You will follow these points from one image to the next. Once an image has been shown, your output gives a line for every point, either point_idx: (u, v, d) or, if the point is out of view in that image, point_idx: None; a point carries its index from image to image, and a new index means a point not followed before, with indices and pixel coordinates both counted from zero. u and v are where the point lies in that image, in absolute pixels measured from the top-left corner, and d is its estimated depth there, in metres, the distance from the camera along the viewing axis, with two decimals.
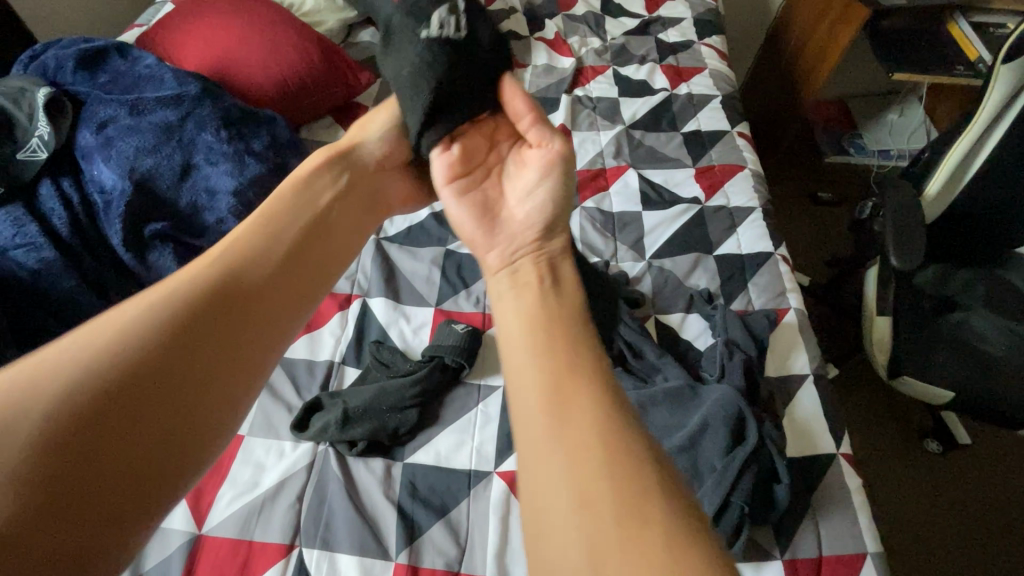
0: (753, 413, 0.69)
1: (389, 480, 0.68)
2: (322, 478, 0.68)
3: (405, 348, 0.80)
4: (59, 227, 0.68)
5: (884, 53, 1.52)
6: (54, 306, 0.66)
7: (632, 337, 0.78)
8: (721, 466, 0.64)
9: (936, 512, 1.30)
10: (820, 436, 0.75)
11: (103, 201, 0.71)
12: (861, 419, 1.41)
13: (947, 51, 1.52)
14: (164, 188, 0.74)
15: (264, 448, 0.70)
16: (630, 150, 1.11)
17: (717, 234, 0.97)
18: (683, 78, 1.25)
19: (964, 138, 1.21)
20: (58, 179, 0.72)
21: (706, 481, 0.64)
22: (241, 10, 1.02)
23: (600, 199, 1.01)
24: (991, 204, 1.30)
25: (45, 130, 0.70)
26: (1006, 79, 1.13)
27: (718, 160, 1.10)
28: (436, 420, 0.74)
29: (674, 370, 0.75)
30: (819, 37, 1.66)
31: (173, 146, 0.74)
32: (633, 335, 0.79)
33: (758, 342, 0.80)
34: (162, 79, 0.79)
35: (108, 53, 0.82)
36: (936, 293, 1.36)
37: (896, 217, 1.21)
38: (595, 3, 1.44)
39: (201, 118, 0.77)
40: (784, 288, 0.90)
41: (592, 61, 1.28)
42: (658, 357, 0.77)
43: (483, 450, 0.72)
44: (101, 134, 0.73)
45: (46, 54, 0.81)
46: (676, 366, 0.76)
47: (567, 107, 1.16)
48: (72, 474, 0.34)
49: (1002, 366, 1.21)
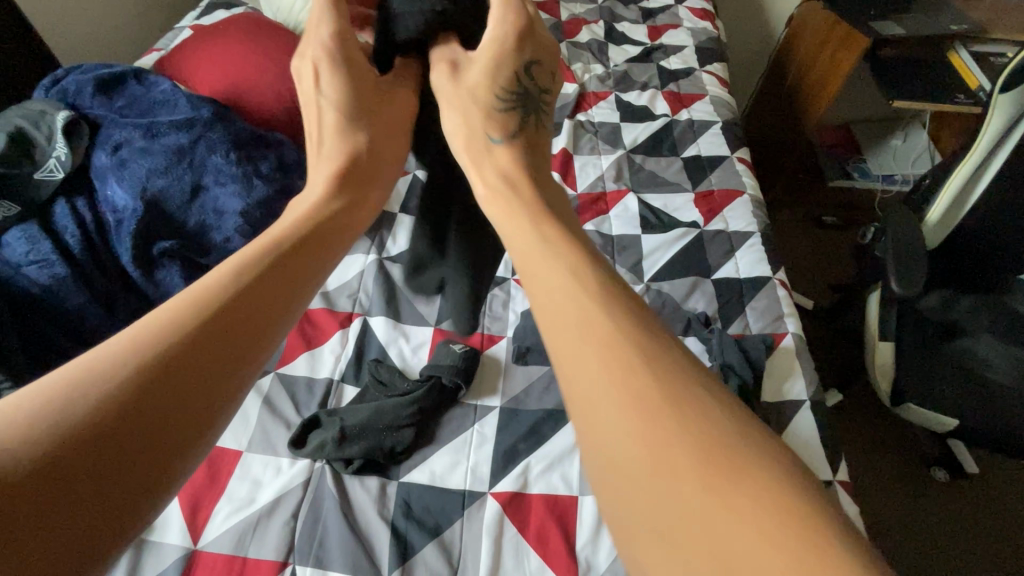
0: None
1: (384, 499, 0.69)
2: (318, 496, 0.69)
3: (403, 366, 0.81)
4: (71, 244, 0.71)
5: (884, 81, 1.54)
6: (62, 321, 0.68)
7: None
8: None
9: (945, 542, 1.27)
10: (817, 462, 0.74)
11: (115, 220, 0.74)
12: (865, 445, 1.40)
13: (948, 79, 1.54)
14: (174, 207, 0.76)
15: (262, 464, 0.71)
16: (630, 174, 1.12)
17: (715, 258, 0.98)
18: (683, 104, 1.28)
19: (965, 165, 1.22)
20: (73, 199, 0.74)
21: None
22: (255, 36, 1.06)
23: (600, 222, 1.03)
24: (994, 231, 1.30)
25: (62, 151, 0.73)
26: (1005, 108, 1.15)
27: (718, 185, 1.11)
28: (432, 439, 0.75)
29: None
30: (820, 65, 1.68)
31: (184, 167, 0.77)
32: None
33: (755, 367, 0.81)
34: (177, 103, 0.82)
35: (126, 78, 0.86)
36: (940, 319, 1.35)
37: (897, 242, 1.21)
38: (599, 31, 1.48)
39: (212, 141, 0.79)
40: (782, 312, 0.90)
41: (595, 87, 1.31)
42: None
43: (478, 470, 0.72)
44: (115, 156, 0.76)
45: (67, 79, 0.85)
46: None
47: (569, 132, 1.19)
48: (77, 468, 0.26)
49: (1008, 394, 1.20)
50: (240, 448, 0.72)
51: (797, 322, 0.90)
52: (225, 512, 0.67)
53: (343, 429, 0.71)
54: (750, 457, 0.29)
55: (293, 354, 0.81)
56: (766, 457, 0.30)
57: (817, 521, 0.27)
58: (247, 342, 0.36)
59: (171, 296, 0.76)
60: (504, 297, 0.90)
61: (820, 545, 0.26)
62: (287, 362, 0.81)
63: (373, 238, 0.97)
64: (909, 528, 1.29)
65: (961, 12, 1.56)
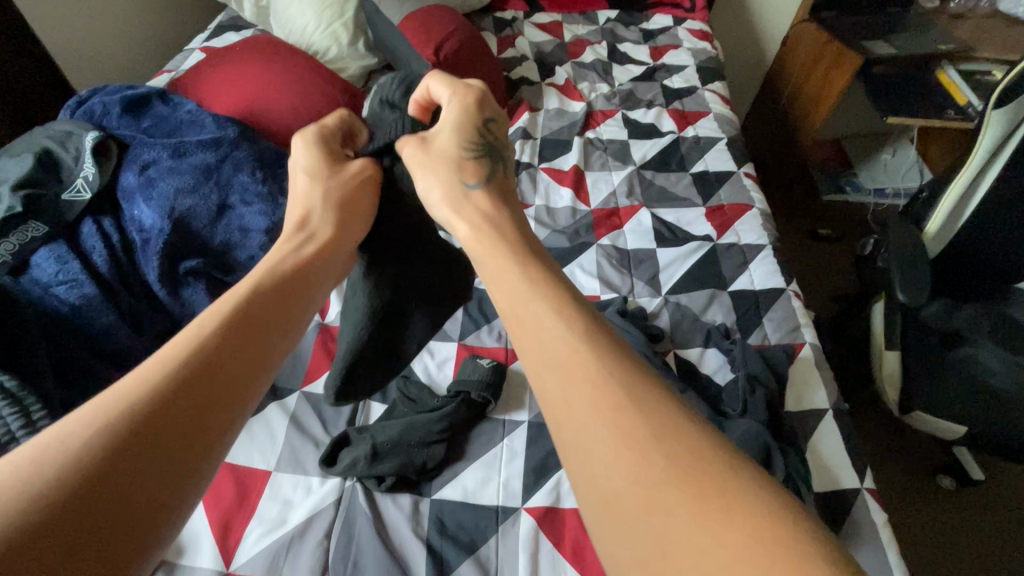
0: (779, 446, 0.70)
1: (417, 516, 0.68)
2: (350, 514, 0.68)
3: (430, 383, 0.81)
4: (98, 263, 0.70)
5: (878, 98, 1.59)
6: (92, 341, 0.67)
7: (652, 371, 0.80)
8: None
9: (956, 550, 1.28)
10: (844, 468, 0.75)
11: (141, 239, 0.73)
12: (873, 454, 1.41)
13: (937, 96, 1.59)
14: (200, 226, 0.76)
15: (292, 484, 0.70)
16: (642, 190, 1.15)
17: (730, 270, 1.00)
18: (689, 121, 1.31)
19: (962, 176, 1.26)
20: (100, 218, 0.74)
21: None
22: (272, 57, 1.08)
23: (615, 236, 1.04)
24: (991, 240, 1.34)
25: (89, 171, 0.73)
26: (999, 124, 1.19)
27: (727, 199, 1.14)
28: (462, 455, 0.74)
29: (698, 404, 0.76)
30: (815, 82, 1.73)
31: (211, 187, 0.77)
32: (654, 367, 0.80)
33: (778, 377, 0.82)
34: (203, 123, 0.83)
35: (151, 99, 0.87)
36: (943, 327, 1.38)
37: (901, 253, 1.24)
38: (602, 51, 1.52)
39: (238, 160, 0.80)
40: (798, 322, 0.92)
41: (602, 105, 1.34)
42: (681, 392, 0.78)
43: (509, 485, 0.72)
44: (143, 176, 0.76)
45: (93, 100, 0.85)
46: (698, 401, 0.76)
47: (579, 149, 1.21)
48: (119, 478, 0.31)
49: (1013, 401, 1.23)
50: (269, 467, 0.72)
51: (813, 333, 0.92)
52: (257, 533, 0.66)
53: (376, 448, 0.70)
54: (729, 474, 0.33)
55: (318, 371, 0.81)
56: (739, 474, 0.33)
57: (785, 528, 0.30)
58: (242, 376, 0.41)
59: (197, 315, 0.75)
60: None
61: (800, 553, 0.29)
62: (313, 380, 0.80)
63: None
64: (921, 541, 1.29)
65: (947, 32, 1.62)
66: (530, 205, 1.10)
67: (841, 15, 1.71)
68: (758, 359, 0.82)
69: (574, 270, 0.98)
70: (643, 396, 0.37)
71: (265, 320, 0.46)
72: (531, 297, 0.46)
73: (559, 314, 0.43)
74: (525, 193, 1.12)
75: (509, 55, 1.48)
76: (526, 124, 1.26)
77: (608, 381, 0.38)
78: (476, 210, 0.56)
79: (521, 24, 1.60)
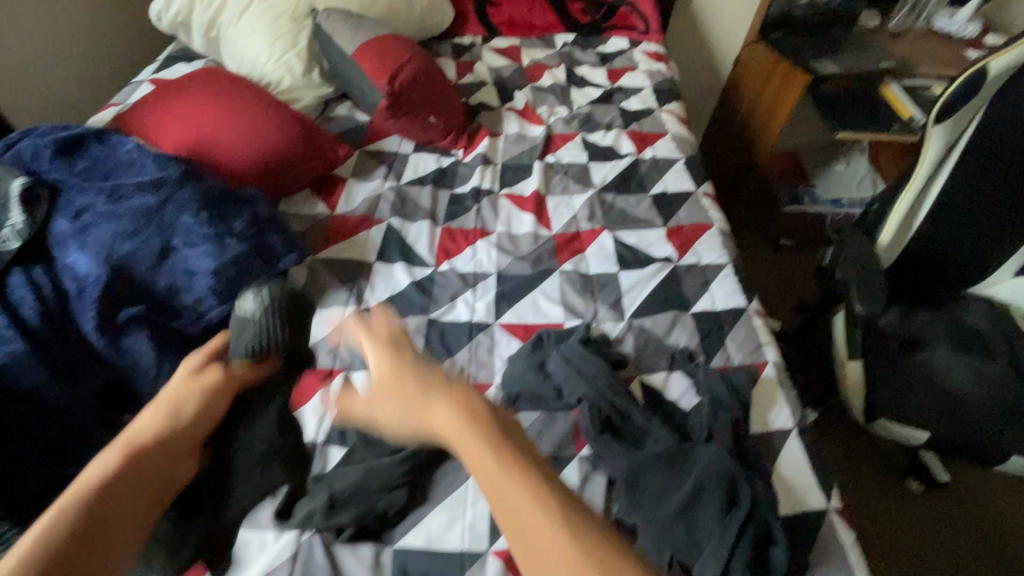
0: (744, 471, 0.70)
1: (379, 567, 0.66)
2: (308, 570, 0.65)
3: None
4: (28, 317, 0.66)
5: (827, 114, 1.65)
6: (20, 400, 0.63)
7: (615, 400, 0.79)
8: (719, 527, 0.65)
9: (928, 551, 1.30)
10: (811, 489, 0.75)
11: (76, 288, 0.70)
12: (844, 460, 1.43)
13: (882, 112, 1.66)
14: (143, 271, 0.73)
15: (244, 542, 0.67)
16: (603, 212, 1.15)
17: (692, 291, 1.00)
18: (647, 142, 1.33)
19: (909, 189, 1.30)
20: (30, 268, 0.70)
21: (709, 544, 0.64)
22: (219, 90, 1.05)
23: (578, 261, 1.04)
24: (940, 249, 1.39)
25: (18, 219, 0.70)
26: (939, 136, 1.23)
27: (687, 219, 1.15)
28: (426, 498, 0.72)
29: (662, 433, 0.76)
30: (768, 99, 1.79)
31: (153, 230, 0.74)
32: (616, 396, 0.80)
33: (742, 399, 0.82)
34: (143, 164, 0.80)
35: (86, 139, 0.83)
36: (902, 334, 1.40)
37: (856, 265, 1.27)
38: (560, 75, 1.53)
39: (182, 201, 0.77)
40: (759, 342, 0.93)
41: (561, 129, 1.35)
42: (645, 420, 0.78)
43: (475, 526, 0.69)
44: (77, 221, 0.73)
45: (23, 143, 0.81)
46: (664, 428, 0.76)
47: (540, 174, 1.21)
48: None
49: (971, 403, 1.26)
50: None
51: (775, 350, 0.92)
52: None
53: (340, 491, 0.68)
54: None
55: None
56: None
57: None
58: (120, 529, 0.44)
59: (140, 367, 0.71)
60: (488, 342, 0.89)
61: None
62: None
63: (351, 289, 0.95)
64: (895, 548, 1.30)
65: (887, 50, 1.69)
66: (492, 232, 1.09)
67: (788, 34, 1.77)
68: (720, 382, 0.83)
69: (536, 296, 0.97)
70: (573, 511, 0.48)
71: (182, 443, 0.53)
72: (472, 427, 0.54)
73: (505, 467, 0.51)
74: (487, 220, 1.11)
75: (468, 81, 1.48)
76: (486, 149, 1.26)
77: (545, 494, 0.49)
78: (446, 416, 0.55)
79: (479, 49, 1.61)
